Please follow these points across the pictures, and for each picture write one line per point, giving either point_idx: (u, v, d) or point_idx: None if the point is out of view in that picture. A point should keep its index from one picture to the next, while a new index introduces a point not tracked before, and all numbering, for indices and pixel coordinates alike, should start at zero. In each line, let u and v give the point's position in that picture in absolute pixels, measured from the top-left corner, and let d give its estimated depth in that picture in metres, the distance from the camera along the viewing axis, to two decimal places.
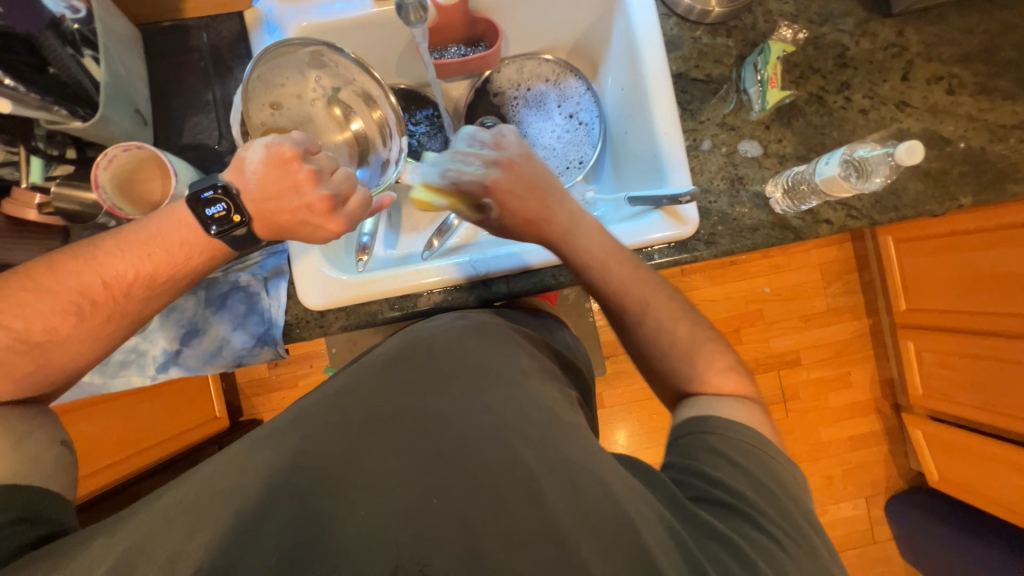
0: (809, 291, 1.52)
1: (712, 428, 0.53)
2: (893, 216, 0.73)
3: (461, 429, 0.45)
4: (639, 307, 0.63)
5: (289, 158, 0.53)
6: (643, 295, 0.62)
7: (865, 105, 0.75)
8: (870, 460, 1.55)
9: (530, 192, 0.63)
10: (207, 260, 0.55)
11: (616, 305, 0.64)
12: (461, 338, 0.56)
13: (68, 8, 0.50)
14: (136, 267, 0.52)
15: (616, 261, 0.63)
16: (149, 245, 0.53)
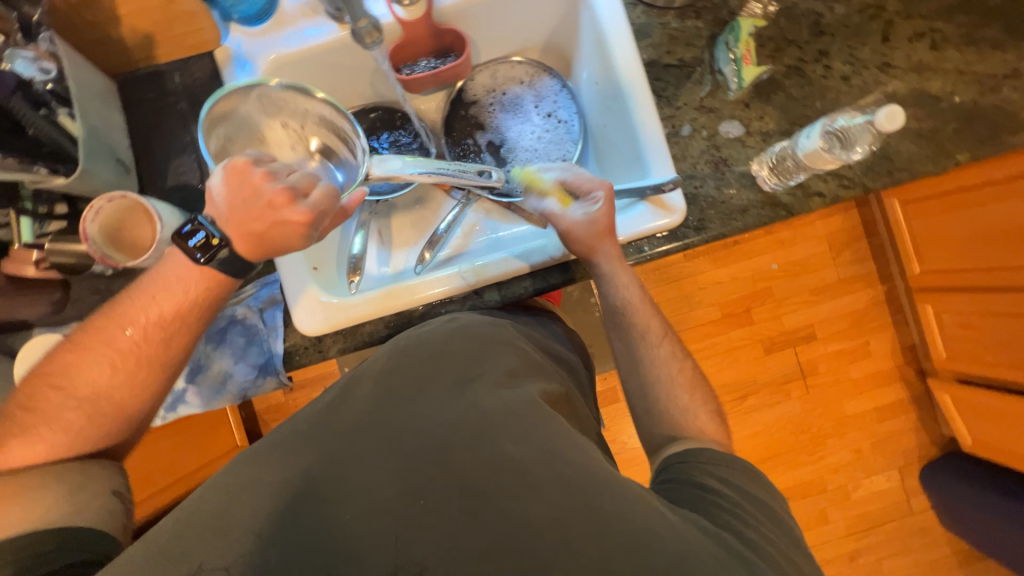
0: (817, 263, 1.49)
1: (699, 455, 0.56)
2: (887, 181, 0.71)
3: (448, 430, 0.47)
4: (640, 329, 0.67)
5: (250, 169, 0.53)
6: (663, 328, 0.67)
7: (846, 72, 0.73)
8: (899, 430, 1.50)
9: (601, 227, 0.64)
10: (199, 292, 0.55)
11: (625, 327, 0.67)
12: (447, 342, 0.59)
13: (38, 70, 0.52)
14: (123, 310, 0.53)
15: (637, 294, 0.66)
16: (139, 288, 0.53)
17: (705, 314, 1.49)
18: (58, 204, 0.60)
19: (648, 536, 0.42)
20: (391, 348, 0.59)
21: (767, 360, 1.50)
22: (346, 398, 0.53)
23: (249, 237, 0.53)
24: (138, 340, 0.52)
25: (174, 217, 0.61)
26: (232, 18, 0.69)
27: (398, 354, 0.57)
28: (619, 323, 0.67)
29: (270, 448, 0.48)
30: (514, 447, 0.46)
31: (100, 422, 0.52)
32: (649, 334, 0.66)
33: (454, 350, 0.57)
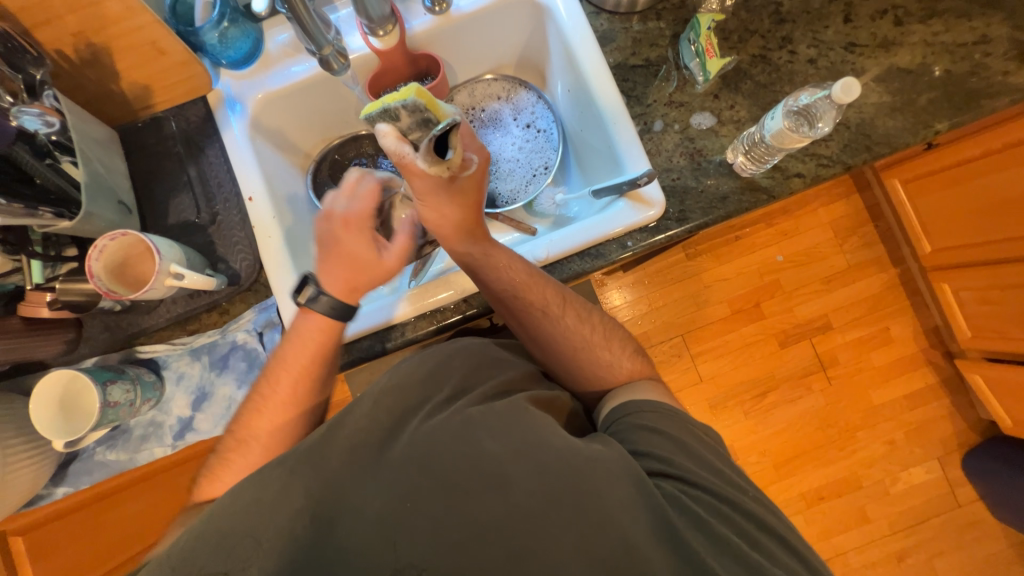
0: (823, 251, 1.46)
1: (642, 408, 0.57)
2: (867, 156, 0.71)
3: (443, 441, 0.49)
4: (538, 308, 0.64)
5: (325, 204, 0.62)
6: (561, 292, 0.66)
7: (811, 55, 0.74)
8: (931, 417, 1.44)
9: (442, 204, 0.59)
10: (313, 353, 0.61)
11: (524, 310, 0.64)
12: (447, 358, 0.59)
13: (43, 124, 0.56)
14: (260, 387, 0.60)
15: (525, 269, 0.64)
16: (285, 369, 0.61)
17: (714, 311, 1.47)
18: (68, 247, 0.65)
19: (639, 525, 0.44)
20: (393, 367, 0.58)
21: (782, 354, 1.46)
22: (349, 416, 0.51)
23: (337, 263, 0.61)
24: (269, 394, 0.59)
25: (172, 250, 0.63)
26: (221, 64, 0.74)
27: (393, 372, 0.57)
28: (515, 308, 0.64)
29: (264, 470, 0.48)
30: (506, 454, 0.47)
31: None
32: (550, 309, 0.64)
33: (455, 366, 0.59)
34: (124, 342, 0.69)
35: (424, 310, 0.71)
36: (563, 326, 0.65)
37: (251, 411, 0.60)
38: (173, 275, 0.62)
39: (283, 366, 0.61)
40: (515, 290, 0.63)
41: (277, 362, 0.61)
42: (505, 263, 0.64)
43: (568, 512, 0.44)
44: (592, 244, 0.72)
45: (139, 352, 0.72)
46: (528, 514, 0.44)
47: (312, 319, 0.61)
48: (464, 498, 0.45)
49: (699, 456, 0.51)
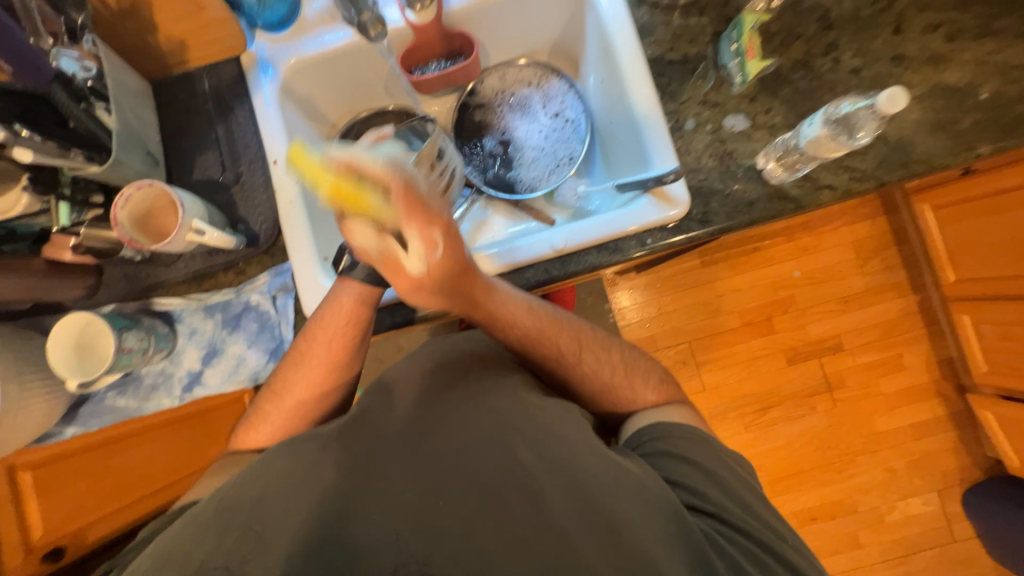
0: (843, 270, 1.44)
1: (669, 432, 0.55)
2: (902, 174, 0.69)
3: (455, 423, 0.51)
4: (552, 360, 0.60)
5: None
6: (577, 335, 0.61)
7: (856, 65, 0.72)
8: (936, 449, 1.41)
9: (427, 295, 0.54)
10: (344, 322, 0.62)
11: (541, 362, 0.60)
12: (470, 349, 0.62)
13: (81, 68, 0.57)
14: (299, 355, 0.64)
15: (535, 322, 0.59)
16: (317, 338, 0.63)
17: (724, 322, 1.45)
18: (95, 194, 0.65)
19: (643, 518, 0.44)
20: (430, 346, 0.62)
21: (789, 371, 1.44)
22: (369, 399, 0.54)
23: None
24: (303, 357, 0.64)
25: (195, 205, 0.64)
26: (258, 26, 0.74)
27: (420, 357, 0.59)
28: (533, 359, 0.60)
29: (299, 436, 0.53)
30: (518, 437, 0.49)
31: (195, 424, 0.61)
32: (566, 356, 0.60)
33: (468, 354, 0.60)
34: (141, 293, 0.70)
35: None
36: (580, 370, 0.60)
37: (286, 368, 0.64)
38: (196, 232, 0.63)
39: (321, 330, 0.63)
40: (526, 342, 0.59)
41: (316, 325, 0.63)
42: (514, 312, 0.58)
43: (574, 503, 0.44)
44: (611, 239, 0.71)
45: (156, 304, 0.73)
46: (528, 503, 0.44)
47: (346, 287, 0.62)
48: (465, 477, 0.46)
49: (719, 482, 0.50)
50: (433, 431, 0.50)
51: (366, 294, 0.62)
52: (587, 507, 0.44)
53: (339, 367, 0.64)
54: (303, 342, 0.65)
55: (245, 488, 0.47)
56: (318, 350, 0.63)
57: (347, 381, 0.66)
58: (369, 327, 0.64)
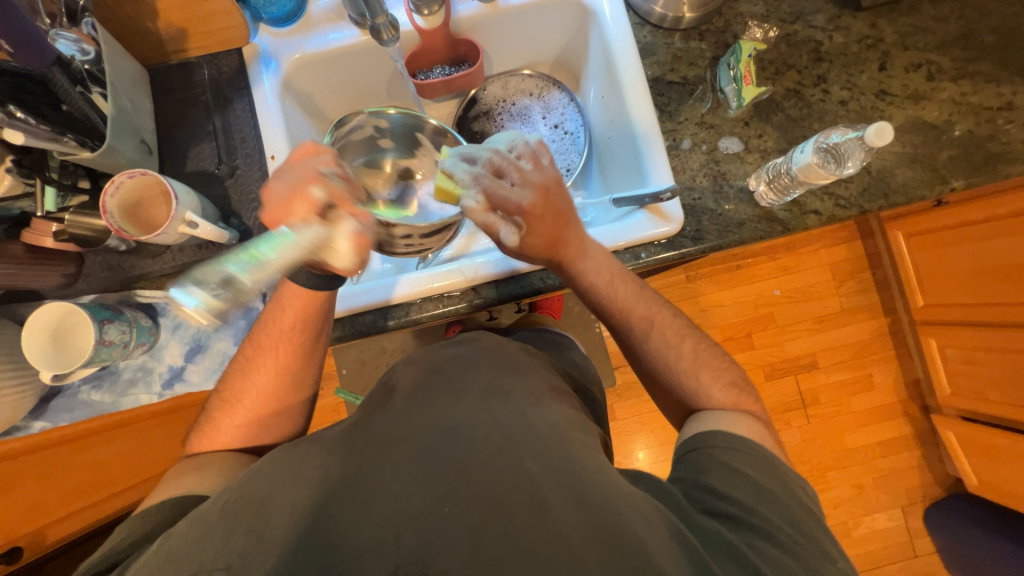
0: (820, 291, 1.49)
1: (712, 440, 0.55)
2: (883, 203, 0.72)
3: (455, 429, 0.50)
4: (634, 331, 0.66)
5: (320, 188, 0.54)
6: (650, 314, 0.65)
7: (843, 97, 0.76)
8: (901, 466, 1.47)
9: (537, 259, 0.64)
10: (293, 320, 0.63)
11: (627, 330, 0.66)
12: (462, 358, 0.62)
13: (78, 51, 0.56)
14: (257, 360, 0.64)
15: (630, 289, 0.65)
16: (270, 340, 0.63)
17: (706, 336, 1.48)
18: (82, 180, 0.63)
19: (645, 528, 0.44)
20: (425, 355, 0.64)
21: (766, 387, 1.48)
22: (369, 420, 0.54)
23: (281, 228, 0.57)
24: (258, 364, 0.63)
25: (188, 197, 0.62)
26: (262, 19, 0.73)
27: (420, 364, 0.62)
28: (619, 328, 0.67)
29: (289, 447, 0.52)
30: (523, 445, 0.49)
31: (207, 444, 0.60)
32: (639, 333, 0.66)
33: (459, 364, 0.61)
34: (123, 284, 0.68)
35: (429, 293, 0.70)
36: (651, 345, 0.65)
37: (241, 376, 0.63)
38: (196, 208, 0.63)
39: (271, 333, 0.63)
40: (610, 300, 0.65)
41: (266, 333, 0.64)
42: (599, 270, 0.64)
43: (572, 513, 0.44)
44: (606, 251, 0.72)
45: (139, 296, 0.71)
46: (525, 516, 0.44)
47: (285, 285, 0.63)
48: (462, 484, 0.46)
49: (757, 484, 0.50)
50: (428, 438, 0.50)
51: (319, 297, 0.63)
52: (586, 519, 0.44)
53: (292, 371, 0.64)
54: (254, 345, 0.64)
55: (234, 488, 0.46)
56: (276, 355, 0.63)
57: (305, 389, 0.67)
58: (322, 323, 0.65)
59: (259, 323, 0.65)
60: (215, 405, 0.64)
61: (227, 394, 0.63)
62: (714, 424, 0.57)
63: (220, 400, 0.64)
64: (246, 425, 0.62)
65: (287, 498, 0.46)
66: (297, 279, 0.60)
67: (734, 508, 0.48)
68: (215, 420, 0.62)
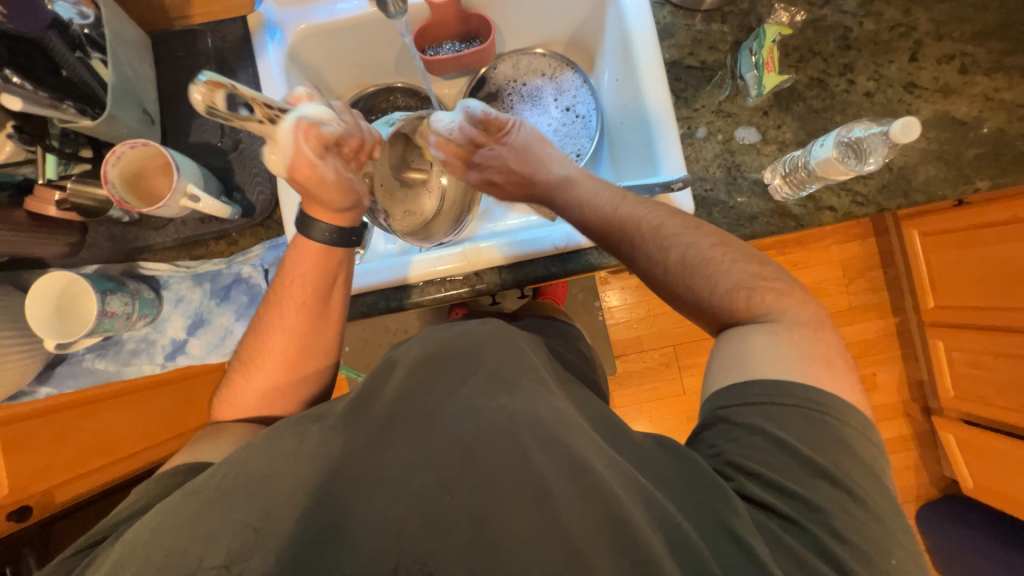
0: (829, 287, 1.46)
1: (753, 392, 0.48)
2: (902, 202, 0.70)
3: (455, 412, 0.49)
4: (633, 234, 0.59)
5: (330, 130, 0.56)
6: (635, 212, 0.60)
7: (869, 88, 0.73)
8: (898, 466, 1.47)
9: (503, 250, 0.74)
10: (308, 278, 0.62)
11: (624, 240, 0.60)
12: (474, 332, 0.58)
13: (78, 14, 0.54)
14: (274, 322, 0.62)
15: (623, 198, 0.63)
16: (285, 300, 0.62)
17: None
18: (84, 148, 0.62)
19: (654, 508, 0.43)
20: (427, 336, 0.58)
21: None
22: (371, 391, 0.53)
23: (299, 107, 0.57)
24: (277, 325, 0.62)
25: (192, 170, 0.62)
26: None
27: (427, 341, 0.56)
28: (618, 237, 0.61)
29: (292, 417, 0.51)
30: (529, 425, 0.47)
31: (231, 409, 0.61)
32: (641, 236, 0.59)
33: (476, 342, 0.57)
34: (126, 254, 0.68)
35: (433, 276, 0.69)
36: (654, 259, 0.58)
37: (258, 340, 0.63)
38: (224, 93, 0.47)
39: (287, 293, 0.62)
40: (590, 208, 0.63)
41: (281, 290, 0.62)
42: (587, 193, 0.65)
43: (576, 499, 0.44)
44: None
45: (141, 269, 0.71)
46: (531, 502, 0.44)
47: (301, 247, 0.62)
48: (459, 467, 0.46)
49: (789, 447, 0.45)
50: (428, 420, 0.50)
51: (329, 251, 0.62)
52: (585, 503, 0.44)
53: (305, 333, 0.62)
54: (271, 308, 0.63)
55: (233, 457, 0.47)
56: (288, 316, 0.62)
57: (326, 354, 0.65)
58: (332, 287, 0.63)
59: (277, 283, 0.63)
60: (236, 366, 0.64)
61: (245, 355, 0.63)
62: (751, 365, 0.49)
63: (240, 364, 0.63)
64: (263, 390, 0.61)
65: (285, 475, 0.47)
66: (314, 233, 0.62)
67: (748, 485, 0.45)
68: (235, 382, 0.62)
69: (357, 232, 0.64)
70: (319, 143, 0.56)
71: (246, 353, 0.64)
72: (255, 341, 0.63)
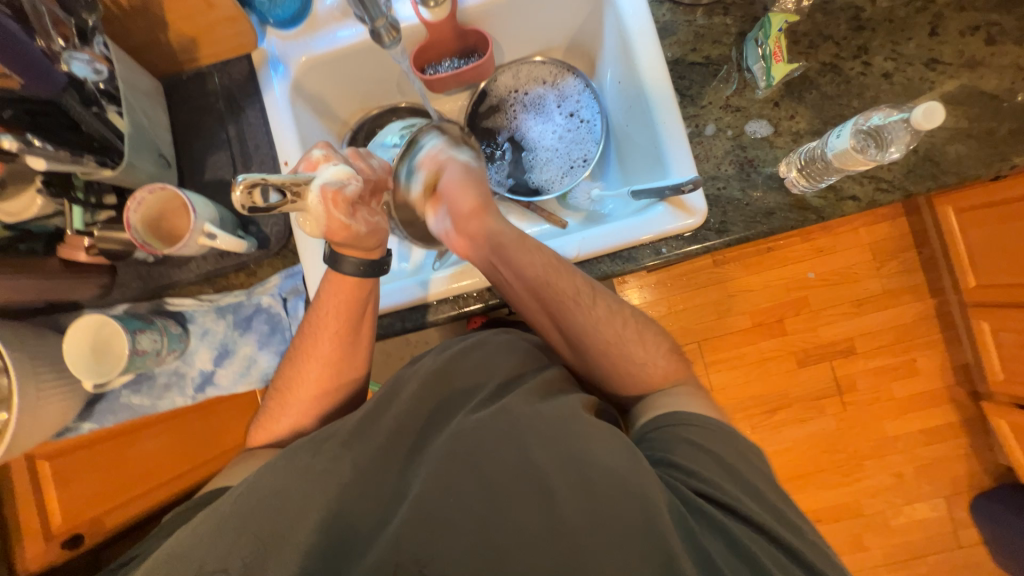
0: (859, 273, 1.39)
1: (677, 418, 0.52)
2: (931, 185, 0.66)
3: (473, 432, 0.49)
4: (564, 300, 0.59)
5: (353, 186, 0.55)
6: (570, 287, 0.59)
7: (887, 69, 0.69)
8: (946, 456, 1.39)
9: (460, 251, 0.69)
10: (338, 311, 0.62)
11: (549, 304, 0.60)
12: (491, 353, 0.58)
13: (92, 71, 0.56)
14: (310, 357, 0.64)
15: (545, 260, 0.61)
16: (319, 335, 0.63)
17: (735, 322, 1.41)
18: (108, 194, 0.65)
19: (661, 504, 0.44)
20: (437, 351, 0.59)
21: (798, 373, 1.41)
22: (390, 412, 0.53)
23: (307, 166, 0.55)
24: (313, 358, 0.63)
25: (207, 208, 0.64)
26: (268, 22, 0.73)
27: (435, 357, 0.58)
28: (544, 300, 0.60)
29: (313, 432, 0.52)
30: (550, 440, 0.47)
31: (263, 437, 0.64)
32: (577, 304, 0.59)
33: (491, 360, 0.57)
34: (153, 292, 0.71)
35: (447, 294, 0.69)
36: (550, 336, 0.63)
37: (292, 366, 0.65)
38: (259, 186, 0.45)
39: (319, 325, 0.63)
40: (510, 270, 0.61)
41: (315, 323, 0.63)
42: (533, 262, 0.60)
43: (602, 512, 0.43)
44: (626, 247, 0.69)
45: (168, 305, 0.74)
46: (556, 521, 0.43)
47: (330, 282, 0.63)
48: (479, 488, 0.45)
49: (721, 460, 0.49)
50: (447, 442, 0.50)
51: (361, 284, 0.63)
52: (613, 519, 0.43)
53: (339, 363, 0.64)
54: (303, 342, 0.64)
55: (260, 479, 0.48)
56: (322, 348, 0.63)
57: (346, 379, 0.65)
58: (365, 319, 0.64)
59: (308, 318, 0.64)
60: (270, 399, 0.65)
61: (279, 386, 0.65)
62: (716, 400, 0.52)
63: (276, 398, 0.65)
64: (301, 411, 0.63)
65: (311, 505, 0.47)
66: (347, 269, 0.61)
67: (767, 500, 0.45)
68: (274, 416, 0.64)
69: (388, 262, 0.64)
70: (345, 202, 0.55)
71: (278, 386, 0.65)
72: (289, 375, 0.64)
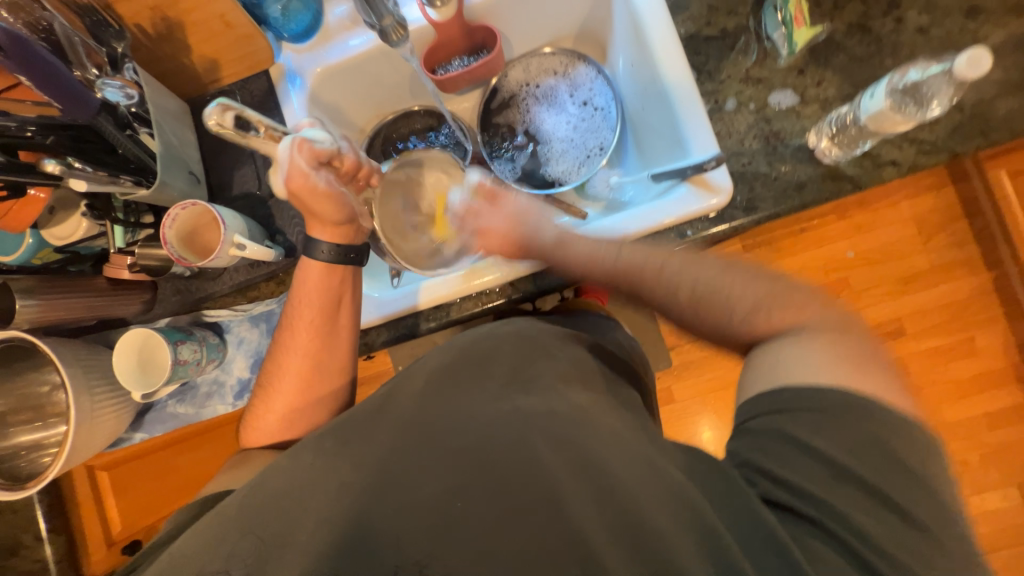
0: (905, 248, 1.31)
1: (786, 397, 0.45)
2: (981, 143, 0.61)
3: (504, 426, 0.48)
4: (638, 278, 0.54)
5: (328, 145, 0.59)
6: (639, 260, 0.55)
7: (922, 23, 0.65)
8: (1017, 440, 1.28)
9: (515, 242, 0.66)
10: (313, 299, 0.64)
11: (627, 288, 0.55)
12: (497, 342, 0.57)
13: (124, 96, 0.60)
14: (292, 347, 0.65)
15: (589, 245, 0.58)
16: (297, 323, 0.65)
17: None
18: (145, 215, 0.68)
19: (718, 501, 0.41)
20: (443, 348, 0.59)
21: None
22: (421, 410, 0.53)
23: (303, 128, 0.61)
24: (293, 348, 0.65)
25: (235, 220, 0.66)
26: (284, 38, 0.75)
27: (445, 351, 0.58)
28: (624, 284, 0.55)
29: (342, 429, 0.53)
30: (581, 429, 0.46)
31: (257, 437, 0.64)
32: (650, 275, 0.53)
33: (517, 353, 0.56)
34: (192, 305, 0.74)
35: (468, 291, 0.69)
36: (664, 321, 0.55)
37: (275, 358, 0.66)
38: (231, 112, 0.52)
39: (296, 315, 0.65)
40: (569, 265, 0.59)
41: (292, 313, 0.65)
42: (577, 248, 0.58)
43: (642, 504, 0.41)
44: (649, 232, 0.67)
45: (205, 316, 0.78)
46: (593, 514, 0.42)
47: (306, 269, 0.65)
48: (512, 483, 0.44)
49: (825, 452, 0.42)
50: None
51: (329, 268, 0.65)
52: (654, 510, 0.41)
53: (321, 351, 0.65)
54: (285, 331, 0.66)
55: (293, 478, 0.49)
56: (303, 337, 0.65)
57: (341, 371, 0.66)
58: (337, 307, 0.65)
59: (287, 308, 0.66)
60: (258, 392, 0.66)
61: (264, 381, 0.66)
62: (784, 364, 0.47)
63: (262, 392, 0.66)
64: (288, 402, 0.64)
65: None
66: (317, 254, 0.64)
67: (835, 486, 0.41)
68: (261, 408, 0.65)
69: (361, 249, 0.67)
70: (313, 157, 0.58)
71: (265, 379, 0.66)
72: (275, 367, 0.66)
